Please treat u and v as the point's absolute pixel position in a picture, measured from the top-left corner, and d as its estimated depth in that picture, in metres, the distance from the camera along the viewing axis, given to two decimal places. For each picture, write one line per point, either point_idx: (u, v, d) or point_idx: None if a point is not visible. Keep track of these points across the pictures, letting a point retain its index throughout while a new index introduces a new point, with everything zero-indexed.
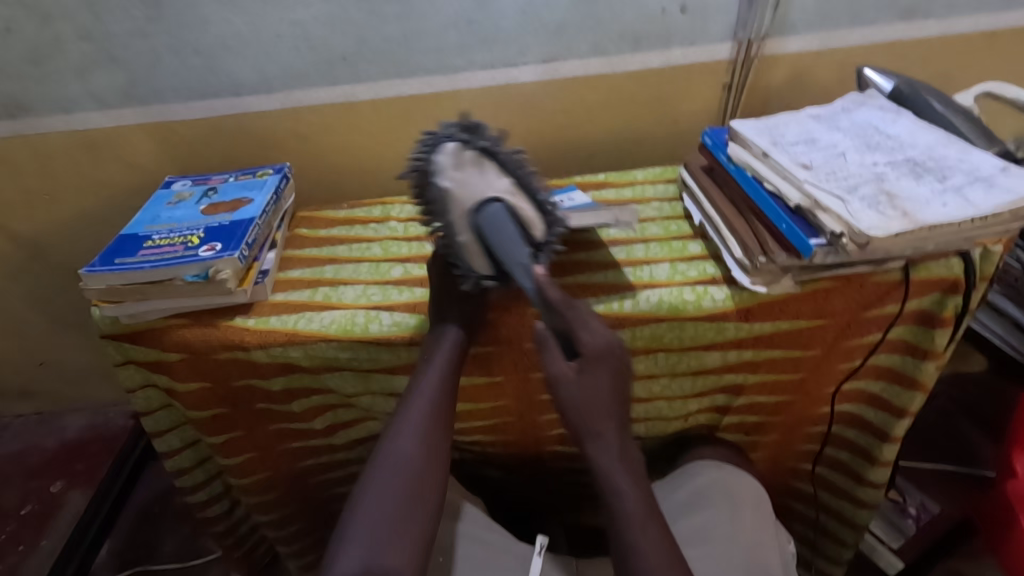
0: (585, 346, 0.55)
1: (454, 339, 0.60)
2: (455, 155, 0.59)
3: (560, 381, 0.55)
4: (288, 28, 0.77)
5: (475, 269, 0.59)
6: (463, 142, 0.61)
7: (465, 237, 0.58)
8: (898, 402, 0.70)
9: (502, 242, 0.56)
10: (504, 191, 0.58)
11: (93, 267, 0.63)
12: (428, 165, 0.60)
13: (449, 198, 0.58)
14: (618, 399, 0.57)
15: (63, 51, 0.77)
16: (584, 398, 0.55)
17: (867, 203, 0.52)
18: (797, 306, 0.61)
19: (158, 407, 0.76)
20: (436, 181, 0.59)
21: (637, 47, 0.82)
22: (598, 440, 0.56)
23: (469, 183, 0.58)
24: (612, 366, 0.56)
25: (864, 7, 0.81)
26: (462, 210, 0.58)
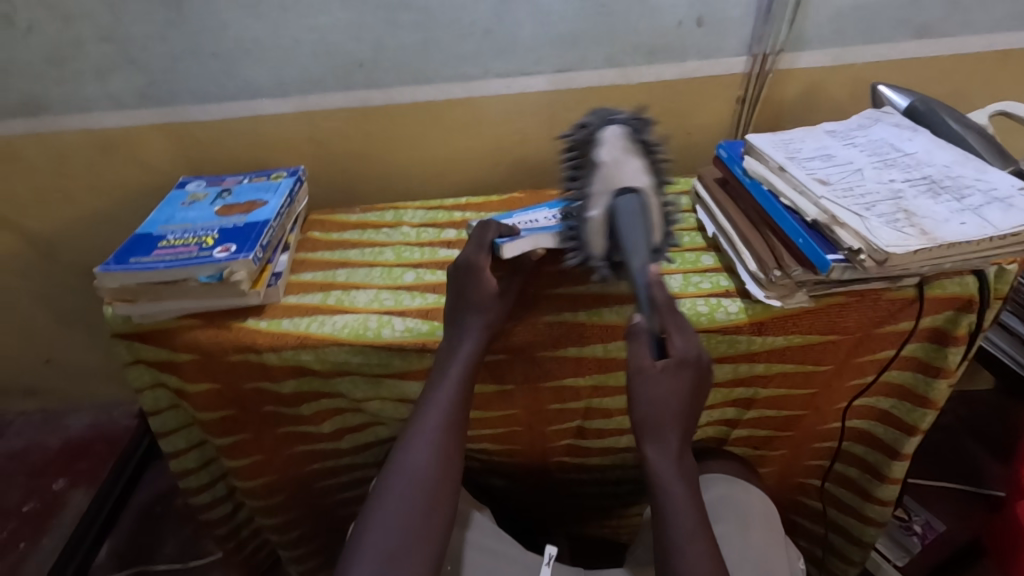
0: (674, 348, 0.55)
1: (471, 347, 0.59)
2: (622, 138, 0.58)
3: (643, 375, 0.54)
4: (307, 33, 0.78)
5: (589, 248, 0.58)
6: (631, 129, 0.60)
7: (595, 214, 0.56)
8: (908, 419, 0.70)
9: (631, 231, 0.54)
10: (650, 186, 0.57)
11: (108, 266, 0.63)
12: (595, 136, 0.59)
13: (598, 170, 0.57)
14: (689, 403, 0.56)
15: (83, 52, 0.77)
16: (659, 396, 0.54)
17: (885, 220, 0.52)
18: (810, 320, 0.60)
19: (166, 408, 0.75)
20: (597, 152, 0.57)
21: (652, 59, 0.83)
22: (661, 441, 0.56)
23: (627, 164, 0.56)
24: (690, 369, 0.55)
25: (879, 24, 0.81)
26: (603, 187, 0.56)
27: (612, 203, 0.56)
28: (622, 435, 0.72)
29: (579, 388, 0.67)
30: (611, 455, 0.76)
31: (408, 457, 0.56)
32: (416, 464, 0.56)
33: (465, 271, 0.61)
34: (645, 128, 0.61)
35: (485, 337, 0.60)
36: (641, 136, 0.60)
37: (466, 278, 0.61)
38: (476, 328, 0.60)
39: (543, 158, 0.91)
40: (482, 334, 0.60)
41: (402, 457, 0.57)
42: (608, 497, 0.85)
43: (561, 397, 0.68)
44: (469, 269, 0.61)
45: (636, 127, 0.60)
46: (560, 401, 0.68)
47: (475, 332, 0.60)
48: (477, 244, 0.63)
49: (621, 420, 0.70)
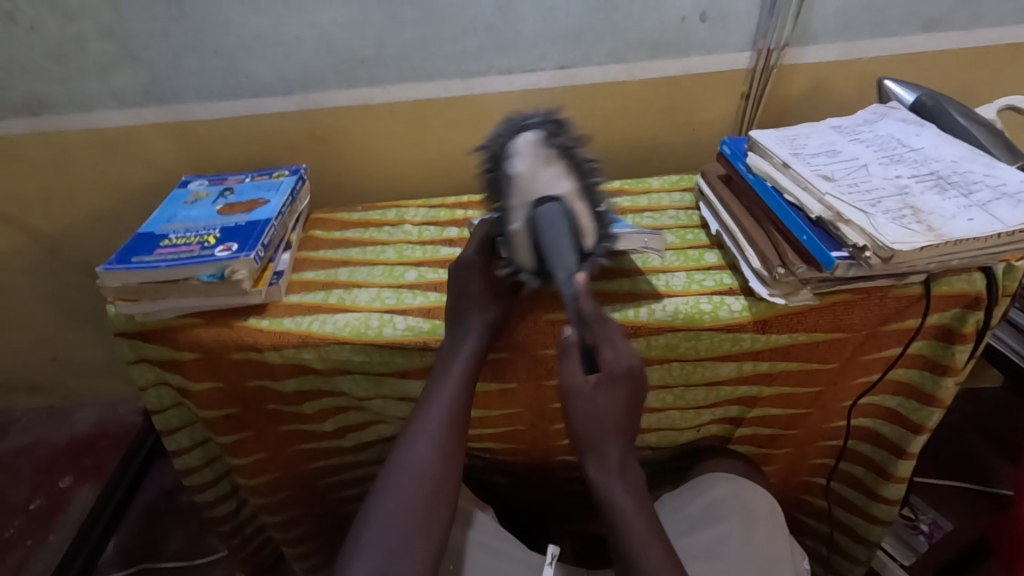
0: (606, 362, 0.54)
1: (473, 345, 0.59)
2: (534, 146, 0.55)
3: (574, 393, 0.55)
4: (309, 30, 0.77)
5: (519, 261, 0.58)
6: (545, 134, 0.56)
7: (518, 227, 0.56)
8: (915, 418, 0.69)
9: (553, 242, 0.53)
10: (567, 194, 0.55)
11: (110, 265, 0.63)
12: (506, 146, 0.56)
13: (515, 183, 0.55)
14: (626, 418, 0.56)
15: (86, 50, 0.77)
16: (593, 412, 0.54)
17: (891, 216, 0.51)
18: (815, 317, 0.60)
19: (169, 405, 0.76)
20: (510, 163, 0.55)
21: (656, 54, 0.82)
22: (601, 456, 0.56)
23: (541, 174, 0.55)
24: (623, 385, 0.55)
25: (886, 17, 0.80)
26: (522, 201, 0.55)
27: (533, 215, 0.54)
28: None
29: None
30: None
31: (409, 455, 0.56)
32: (418, 462, 0.56)
33: (463, 269, 0.62)
34: (562, 129, 0.58)
35: (486, 335, 0.60)
36: (558, 140, 0.56)
37: (462, 277, 0.62)
38: (478, 326, 0.60)
39: None
40: (484, 332, 0.60)
41: (401, 455, 0.57)
42: None
43: None
44: (467, 267, 0.62)
45: (551, 130, 0.57)
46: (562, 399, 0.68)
47: (474, 331, 0.60)
48: (473, 244, 0.64)
49: None
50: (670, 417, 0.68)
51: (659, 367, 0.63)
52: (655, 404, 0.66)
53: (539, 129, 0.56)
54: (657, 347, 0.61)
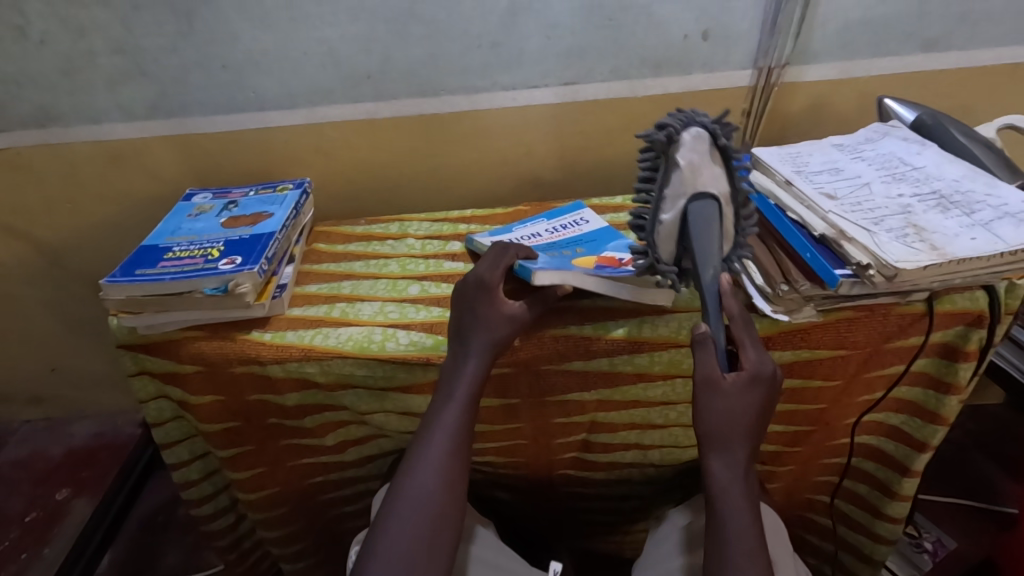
0: (749, 361, 0.51)
1: (475, 369, 0.58)
2: (705, 140, 0.53)
3: (711, 387, 0.50)
4: (315, 45, 0.78)
5: (660, 252, 0.56)
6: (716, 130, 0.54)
7: (669, 217, 0.54)
8: (919, 435, 0.69)
9: (704, 238, 0.53)
10: (724, 196, 0.54)
11: (114, 278, 0.63)
12: (675, 135, 0.53)
13: (678, 175, 0.53)
14: (760, 422, 0.51)
15: (95, 64, 0.78)
16: (728, 412, 0.50)
17: (894, 235, 0.51)
18: (819, 334, 0.60)
19: (170, 418, 0.75)
20: (676, 154, 0.53)
21: (659, 71, 0.83)
22: (728, 455, 0.51)
23: (705, 168, 0.53)
24: (765, 387, 0.51)
25: (886, 37, 0.81)
26: (679, 191, 0.53)
27: (689, 208, 0.53)
28: (627, 450, 0.72)
29: (585, 403, 0.66)
30: (616, 469, 0.75)
31: (412, 482, 0.56)
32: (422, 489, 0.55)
33: (469, 287, 0.60)
34: (730, 131, 0.54)
35: (488, 357, 0.58)
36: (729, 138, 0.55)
37: (470, 296, 0.59)
38: (482, 349, 0.58)
39: (549, 170, 0.91)
40: (486, 354, 0.58)
41: (407, 480, 0.56)
42: (613, 511, 0.84)
43: (566, 411, 0.67)
44: (474, 285, 0.59)
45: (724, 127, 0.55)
46: (565, 415, 0.68)
47: (475, 354, 0.58)
48: (491, 260, 0.61)
49: (625, 434, 0.70)
50: (673, 434, 0.70)
51: (664, 384, 0.65)
52: (658, 419, 0.68)
53: (708, 127, 0.54)
54: (661, 363, 0.63)
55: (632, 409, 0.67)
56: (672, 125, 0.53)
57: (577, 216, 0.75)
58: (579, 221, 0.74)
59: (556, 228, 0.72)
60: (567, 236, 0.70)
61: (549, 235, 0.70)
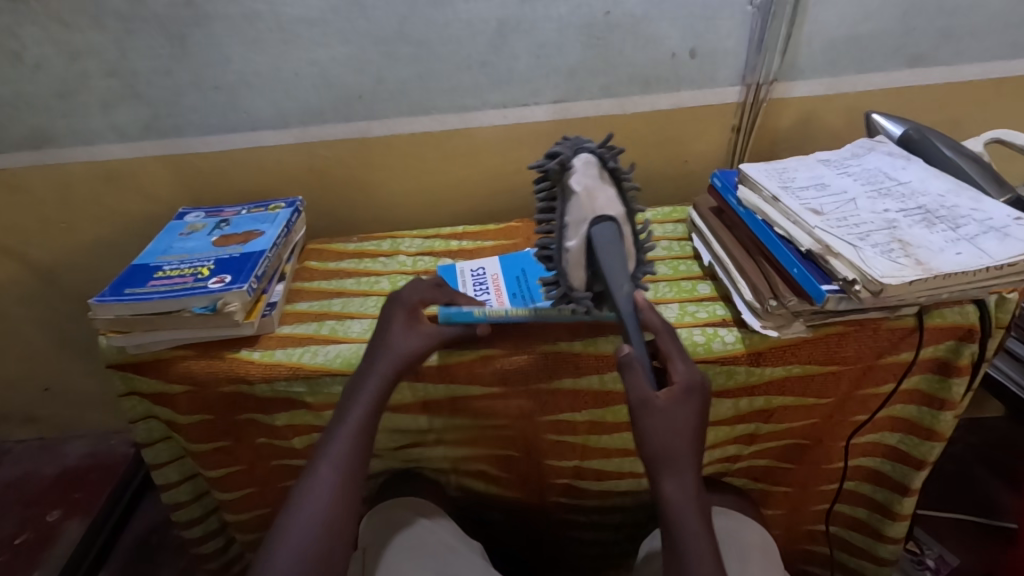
0: (677, 373, 0.51)
1: (375, 392, 0.57)
2: (595, 166, 0.56)
3: (648, 408, 0.49)
4: (307, 67, 0.79)
5: (570, 280, 0.56)
6: (601, 157, 0.57)
7: (573, 244, 0.55)
8: (916, 453, 0.68)
9: (612, 262, 0.53)
10: (621, 216, 0.55)
11: (103, 297, 0.63)
12: (565, 164, 0.55)
13: (573, 202, 0.55)
14: (700, 432, 0.51)
15: (89, 86, 0.79)
16: (670, 430, 0.49)
17: (879, 250, 0.50)
18: (810, 349, 0.60)
19: (159, 439, 0.75)
20: (569, 180, 0.55)
21: (647, 89, 0.83)
22: (680, 476, 0.49)
23: (600, 193, 0.55)
24: (698, 396, 0.51)
25: (871, 54, 0.82)
26: (580, 217, 0.54)
27: (589, 234, 0.54)
28: (622, 477, 0.71)
29: (576, 424, 0.65)
30: (609, 495, 0.74)
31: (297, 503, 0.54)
32: (300, 526, 0.52)
33: (395, 303, 0.61)
34: (617, 154, 0.57)
35: (390, 380, 0.58)
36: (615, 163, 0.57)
37: (390, 315, 0.60)
38: (382, 375, 0.58)
39: None
40: (387, 378, 0.58)
41: (286, 520, 0.53)
42: (607, 544, 0.83)
43: (557, 429, 0.66)
44: (399, 304, 0.60)
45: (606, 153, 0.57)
46: (556, 433, 0.66)
47: (374, 379, 0.58)
48: (422, 286, 0.62)
49: (621, 461, 0.69)
50: None
51: None
52: None
53: (596, 152, 0.57)
54: None
55: (624, 433, 0.66)
56: (563, 154, 0.56)
57: (466, 271, 0.75)
58: (478, 272, 0.75)
59: (479, 288, 0.71)
60: (502, 287, 0.70)
61: (490, 295, 0.69)
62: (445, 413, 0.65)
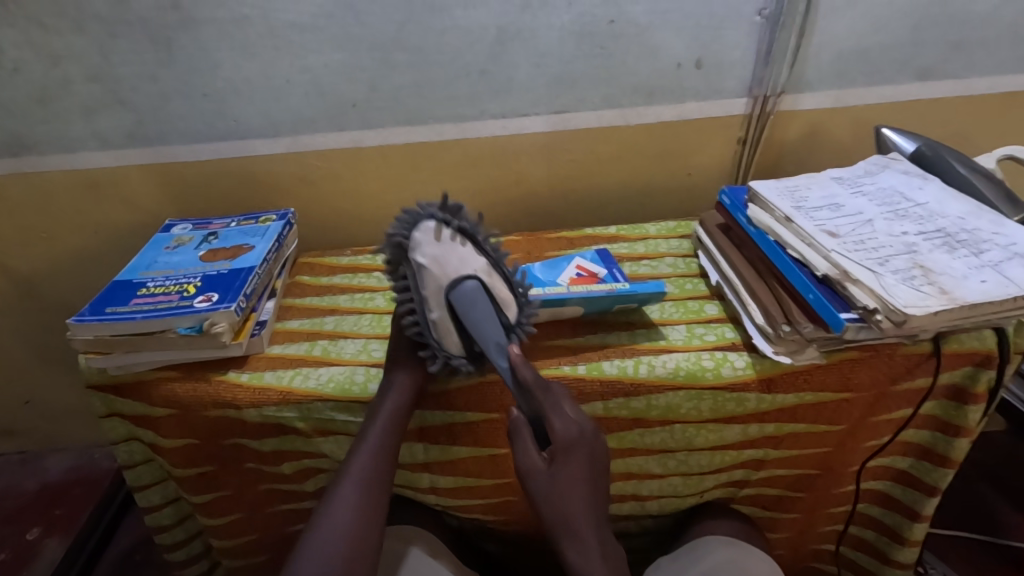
0: (556, 434, 0.52)
1: (397, 401, 0.56)
2: (434, 233, 0.55)
3: (531, 476, 0.53)
4: (299, 74, 0.76)
5: (447, 347, 0.56)
6: (441, 220, 0.56)
7: (437, 315, 0.55)
8: (928, 479, 0.66)
9: (481, 322, 0.54)
10: (481, 270, 0.56)
11: (82, 317, 0.60)
12: (403, 241, 0.55)
13: (424, 273, 0.54)
14: (596, 483, 0.54)
15: (71, 92, 0.76)
16: (555, 492, 0.53)
17: (901, 277, 0.48)
18: (823, 376, 0.57)
19: (140, 461, 0.72)
20: (413, 256, 0.55)
21: (651, 100, 0.81)
22: (575, 531, 0.53)
23: (449, 258, 0.54)
24: (586, 450, 0.53)
25: (880, 66, 0.80)
26: (436, 288, 0.54)
27: (449, 300, 0.54)
28: (623, 502, 0.67)
29: None
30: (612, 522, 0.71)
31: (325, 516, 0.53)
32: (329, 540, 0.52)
33: (401, 318, 0.61)
34: (460, 212, 0.57)
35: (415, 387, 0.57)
36: (460, 222, 0.57)
37: (399, 330, 0.59)
38: (403, 384, 0.57)
39: (542, 198, 0.89)
40: (409, 387, 0.57)
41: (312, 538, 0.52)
42: None
43: None
44: (405, 318, 0.60)
45: (448, 215, 0.57)
46: None
47: (397, 387, 0.57)
48: None
49: (621, 485, 0.65)
50: (672, 484, 0.65)
51: (661, 429, 0.60)
52: (656, 470, 0.63)
53: (436, 216, 0.56)
54: (658, 408, 0.59)
55: (628, 458, 0.62)
56: (401, 231, 0.55)
57: None
58: None
59: None
60: None
61: None
62: (442, 442, 0.62)
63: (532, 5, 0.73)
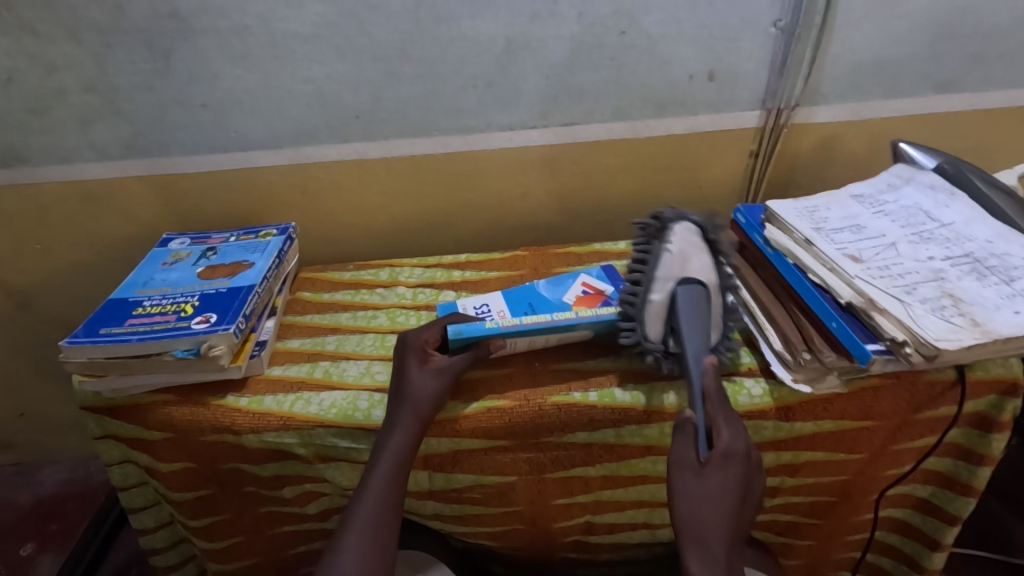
0: (720, 439, 0.47)
1: (403, 439, 0.54)
2: (689, 235, 0.59)
3: (683, 469, 0.47)
4: (301, 85, 0.74)
5: (645, 329, 0.56)
6: (704, 230, 0.61)
7: (658, 297, 0.56)
8: (949, 508, 0.64)
9: (693, 323, 0.53)
10: (712, 283, 0.57)
11: (75, 339, 0.58)
12: (667, 229, 0.60)
13: (665, 258, 0.57)
14: (739, 508, 0.47)
15: (66, 103, 0.74)
16: (704, 496, 0.46)
17: (929, 306, 0.47)
18: (843, 404, 0.55)
19: (135, 483, 0.70)
20: (666, 240, 0.59)
21: (662, 112, 0.79)
22: (707, 553, 0.45)
23: (694, 258, 0.57)
24: (740, 466, 0.47)
25: (897, 79, 0.78)
26: (670, 274, 0.56)
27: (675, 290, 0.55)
28: (634, 529, 0.65)
29: (589, 479, 0.60)
30: (622, 549, 0.69)
31: (333, 562, 0.50)
32: None
33: (403, 350, 0.58)
34: (720, 231, 0.62)
35: (421, 424, 0.55)
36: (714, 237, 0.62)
37: (403, 363, 0.58)
38: (408, 423, 0.54)
39: (549, 211, 0.87)
40: (417, 425, 0.55)
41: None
42: None
43: (568, 490, 0.61)
44: (407, 349, 0.58)
45: (705, 228, 0.62)
46: (567, 495, 0.62)
47: (403, 426, 0.54)
48: (428, 325, 0.61)
49: (633, 513, 0.64)
50: None
51: None
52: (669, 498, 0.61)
53: (702, 226, 0.61)
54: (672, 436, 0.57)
55: (640, 486, 0.61)
56: (666, 220, 0.61)
57: (468, 309, 0.65)
58: (483, 310, 0.65)
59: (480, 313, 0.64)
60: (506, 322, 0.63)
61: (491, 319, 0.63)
62: (448, 471, 0.60)
63: (542, 15, 0.71)
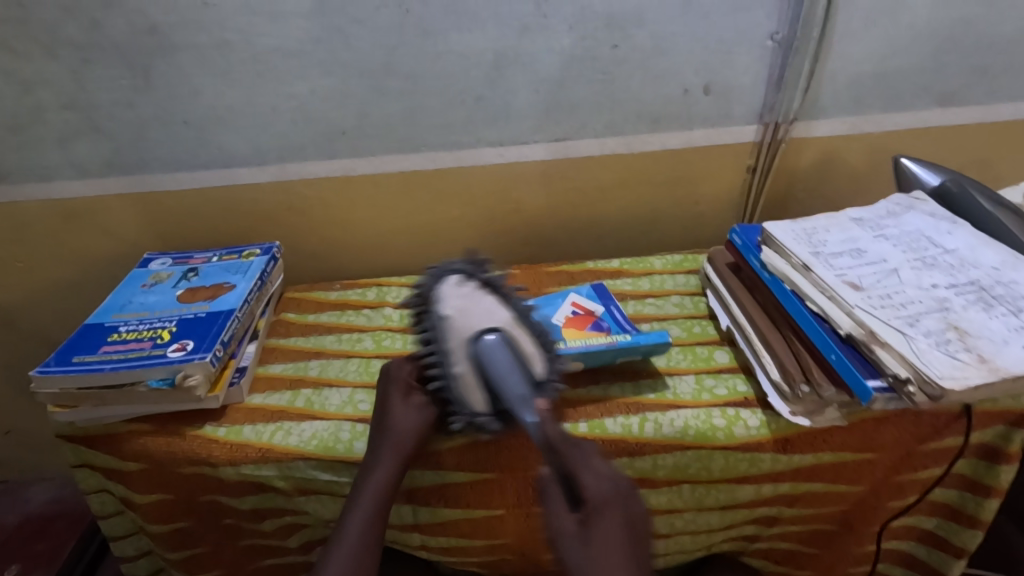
0: (587, 488, 0.42)
1: (386, 476, 0.51)
2: (455, 286, 0.52)
3: (563, 543, 0.41)
4: (285, 101, 0.72)
5: (471, 405, 0.50)
6: (465, 273, 0.54)
7: (461, 368, 0.49)
8: (956, 541, 0.61)
9: (505, 375, 0.47)
10: (507, 323, 0.50)
11: (46, 368, 0.56)
12: (429, 293, 0.53)
13: (447, 324, 0.50)
14: (641, 558, 0.40)
15: (44, 120, 0.72)
16: (594, 563, 0.39)
17: (933, 341, 0.45)
18: (843, 437, 0.53)
19: (112, 513, 0.68)
20: (436, 307, 0.52)
21: (656, 127, 0.77)
22: None
23: (473, 308, 0.50)
24: (619, 508, 0.42)
25: (899, 92, 0.76)
26: (459, 339, 0.50)
27: (471, 352, 0.49)
28: None
29: None
30: None
31: None
32: None
33: (387, 381, 0.56)
34: (485, 267, 0.55)
35: (403, 462, 0.52)
36: (481, 277, 0.54)
37: (386, 395, 0.55)
38: (390, 459, 0.52)
39: (542, 227, 0.84)
40: (400, 461, 0.52)
41: None
42: None
43: None
44: (391, 381, 0.56)
45: (471, 270, 0.55)
46: None
47: (385, 463, 0.52)
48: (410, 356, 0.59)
49: None
50: (680, 542, 0.60)
51: (666, 490, 0.55)
52: (662, 529, 0.58)
53: (462, 269, 0.54)
54: (665, 468, 0.54)
55: None
56: (425, 283, 0.54)
57: None
58: None
59: None
60: None
61: None
62: (433, 505, 0.58)
63: (531, 29, 0.69)
